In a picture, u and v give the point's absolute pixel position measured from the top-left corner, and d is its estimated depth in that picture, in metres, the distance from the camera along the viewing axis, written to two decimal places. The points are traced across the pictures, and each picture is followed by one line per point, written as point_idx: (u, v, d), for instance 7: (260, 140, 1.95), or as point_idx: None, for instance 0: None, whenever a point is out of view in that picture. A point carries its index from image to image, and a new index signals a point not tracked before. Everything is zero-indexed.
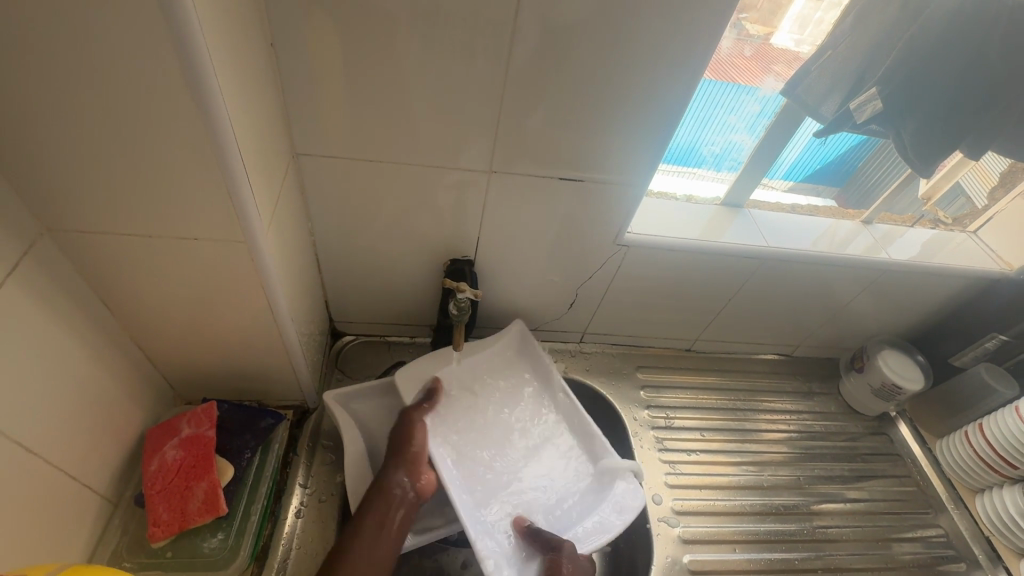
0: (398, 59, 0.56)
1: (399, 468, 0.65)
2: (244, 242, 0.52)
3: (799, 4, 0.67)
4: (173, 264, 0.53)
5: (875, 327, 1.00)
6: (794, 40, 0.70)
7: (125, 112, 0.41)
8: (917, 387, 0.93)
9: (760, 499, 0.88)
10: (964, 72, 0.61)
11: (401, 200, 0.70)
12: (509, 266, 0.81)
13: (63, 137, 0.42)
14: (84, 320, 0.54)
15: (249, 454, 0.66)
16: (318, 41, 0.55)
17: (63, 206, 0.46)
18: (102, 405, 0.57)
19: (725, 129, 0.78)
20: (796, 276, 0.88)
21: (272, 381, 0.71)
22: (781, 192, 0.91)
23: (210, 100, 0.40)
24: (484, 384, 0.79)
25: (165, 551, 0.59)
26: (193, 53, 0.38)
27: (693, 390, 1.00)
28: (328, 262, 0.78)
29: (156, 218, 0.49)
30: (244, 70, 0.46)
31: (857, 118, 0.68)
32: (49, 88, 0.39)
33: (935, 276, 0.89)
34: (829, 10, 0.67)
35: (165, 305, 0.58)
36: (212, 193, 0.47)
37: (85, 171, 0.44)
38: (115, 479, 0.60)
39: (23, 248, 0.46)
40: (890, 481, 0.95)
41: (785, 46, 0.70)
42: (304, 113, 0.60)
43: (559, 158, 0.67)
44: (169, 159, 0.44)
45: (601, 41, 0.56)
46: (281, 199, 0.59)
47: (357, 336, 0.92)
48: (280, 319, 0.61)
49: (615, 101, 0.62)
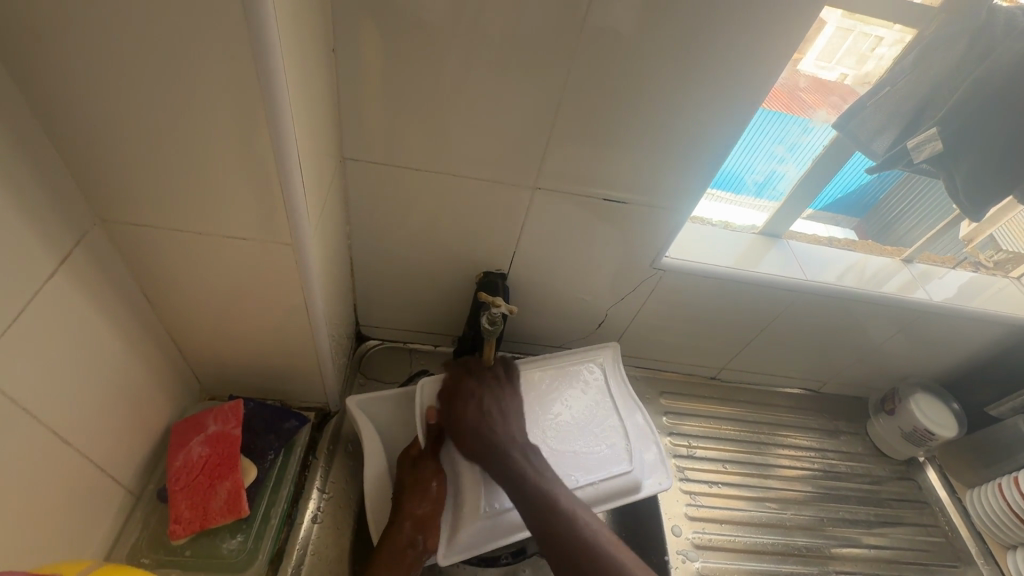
0: (454, 71, 0.56)
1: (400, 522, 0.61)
2: (290, 244, 0.52)
3: (828, 34, 0.62)
4: (217, 260, 0.53)
5: (909, 368, 0.98)
6: (820, 66, 0.66)
7: (190, 108, 0.41)
8: (950, 433, 0.90)
9: (781, 538, 0.86)
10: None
11: (441, 209, 0.70)
12: (542, 282, 0.80)
13: (125, 129, 0.42)
14: (125, 310, 0.54)
15: (272, 456, 0.65)
16: (375, 47, 0.54)
17: (118, 196, 0.46)
18: (134, 396, 0.57)
19: (771, 158, 0.77)
20: (831, 311, 0.86)
21: (298, 382, 0.71)
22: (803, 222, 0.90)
23: (277, 101, 0.40)
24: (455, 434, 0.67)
25: (185, 549, 0.58)
26: (267, 52, 0.37)
27: (715, 420, 0.98)
28: (361, 266, 0.78)
29: (205, 215, 0.49)
30: (308, 71, 0.46)
31: (914, 156, 0.66)
32: (121, 80, 0.39)
33: (976, 321, 0.87)
34: (862, 37, 0.63)
35: (204, 299, 0.58)
36: (265, 194, 0.47)
37: (146, 163, 0.44)
38: (139, 471, 0.60)
39: (77, 237, 0.46)
40: (916, 529, 0.92)
41: (816, 73, 0.67)
42: (355, 117, 0.60)
43: (604, 177, 0.66)
44: (226, 157, 0.44)
45: (661, 64, 0.56)
46: (327, 202, 0.58)
47: (381, 341, 0.91)
48: (315, 321, 0.61)
49: (668, 124, 0.61)
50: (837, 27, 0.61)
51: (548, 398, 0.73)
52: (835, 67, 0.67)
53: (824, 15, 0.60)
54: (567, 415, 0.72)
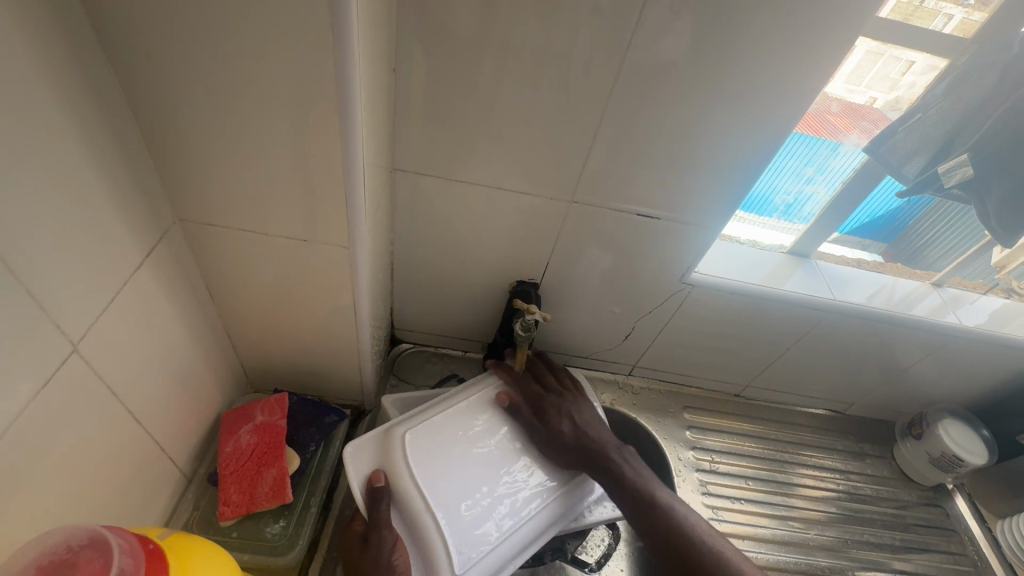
0: (503, 89, 0.60)
1: None
2: (346, 246, 0.55)
3: (858, 57, 0.64)
4: (276, 260, 0.57)
5: (938, 393, 0.97)
6: (848, 89, 0.68)
7: (270, 120, 0.45)
8: (980, 461, 0.89)
9: (803, 558, 0.86)
10: None
11: (481, 219, 0.73)
12: (572, 293, 0.83)
13: (211, 137, 0.46)
14: (191, 303, 0.58)
15: (313, 447, 0.68)
16: (432, 67, 0.59)
17: (197, 197, 0.51)
18: (193, 384, 0.61)
19: (802, 180, 0.78)
20: (860, 331, 0.86)
21: (339, 379, 0.75)
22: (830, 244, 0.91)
23: (351, 118, 0.44)
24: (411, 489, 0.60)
25: (232, 531, 0.61)
26: (347, 73, 0.42)
27: (738, 436, 0.98)
28: (401, 271, 0.82)
29: (271, 218, 0.53)
30: (375, 90, 0.50)
31: (946, 181, 0.67)
32: (214, 94, 0.43)
33: (1009, 348, 0.86)
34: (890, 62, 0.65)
35: (261, 296, 0.62)
36: (327, 198, 0.51)
37: (226, 169, 0.49)
38: (192, 456, 0.63)
39: (159, 233, 0.51)
40: (943, 557, 0.90)
41: (839, 95, 0.69)
42: (408, 131, 0.64)
43: (639, 193, 0.69)
44: (295, 164, 0.48)
45: (700, 88, 0.59)
46: (378, 210, 0.62)
47: (414, 344, 0.94)
48: (361, 321, 0.65)
49: (703, 146, 0.64)
50: (866, 51, 0.63)
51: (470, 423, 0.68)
52: (863, 92, 0.69)
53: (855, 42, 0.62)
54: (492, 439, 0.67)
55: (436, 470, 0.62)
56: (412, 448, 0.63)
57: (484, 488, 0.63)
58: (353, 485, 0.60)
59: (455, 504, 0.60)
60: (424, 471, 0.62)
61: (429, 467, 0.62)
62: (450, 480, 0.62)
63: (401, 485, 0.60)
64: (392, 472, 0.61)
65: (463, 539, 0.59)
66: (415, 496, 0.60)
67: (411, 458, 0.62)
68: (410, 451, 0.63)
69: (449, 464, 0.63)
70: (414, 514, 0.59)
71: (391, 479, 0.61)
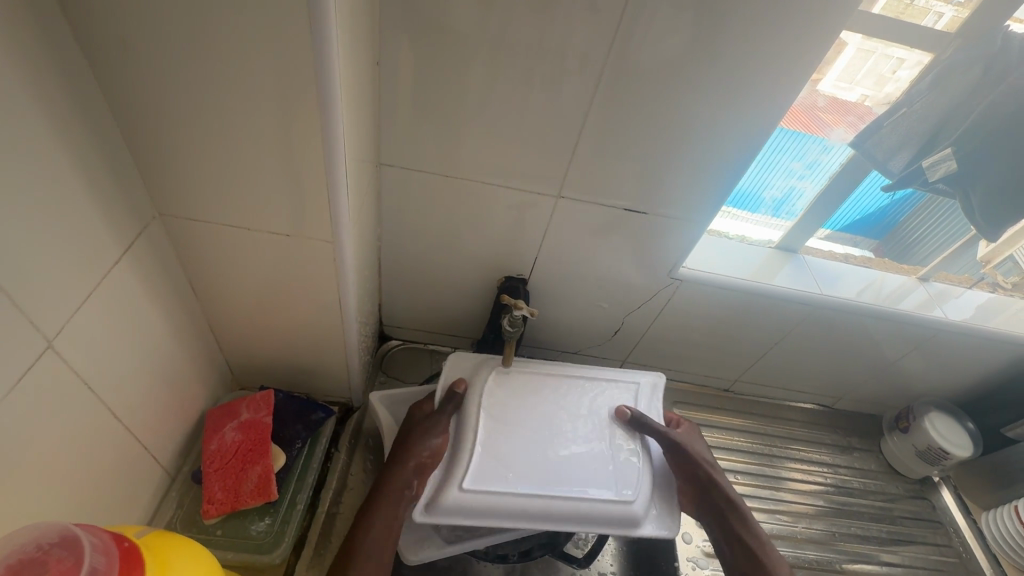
0: (489, 84, 0.60)
1: (385, 491, 0.60)
2: (330, 241, 0.55)
3: (849, 54, 0.64)
4: (260, 255, 0.57)
5: (924, 387, 0.98)
6: (841, 87, 0.68)
7: (250, 114, 0.44)
8: (965, 453, 0.90)
9: (791, 551, 0.86)
10: None
11: (469, 215, 0.73)
12: (561, 289, 0.83)
13: (190, 130, 0.46)
14: (174, 299, 0.57)
15: (299, 445, 0.68)
16: (417, 61, 0.58)
17: (177, 192, 0.50)
18: (176, 381, 0.60)
19: (788, 175, 0.79)
20: (847, 326, 0.87)
21: (326, 376, 0.74)
22: (820, 240, 0.91)
23: (333, 112, 0.44)
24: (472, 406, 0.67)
25: (216, 528, 0.61)
26: (327, 66, 0.41)
27: (728, 431, 0.98)
28: (388, 267, 0.81)
29: (253, 212, 0.52)
30: (358, 83, 0.50)
31: (929, 175, 0.68)
32: (192, 86, 0.43)
33: (993, 342, 0.87)
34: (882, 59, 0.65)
35: (246, 292, 0.61)
36: (310, 193, 0.50)
37: (206, 164, 0.48)
38: (176, 454, 0.63)
39: (139, 228, 0.50)
40: (929, 549, 0.91)
41: (834, 93, 0.69)
42: (394, 126, 0.64)
43: (627, 188, 0.69)
44: (276, 158, 0.48)
45: (686, 83, 0.59)
46: (364, 205, 0.62)
47: (403, 341, 0.94)
48: (347, 318, 0.64)
49: (690, 140, 0.64)
50: (856, 49, 0.64)
51: (569, 391, 0.72)
52: (855, 89, 0.68)
53: (841, 38, 0.63)
54: (586, 410, 0.70)
55: (505, 407, 0.68)
56: (498, 382, 0.70)
57: (543, 441, 0.66)
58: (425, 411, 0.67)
59: (504, 435, 0.65)
60: (496, 407, 0.67)
61: (500, 398, 0.68)
62: (512, 423, 0.66)
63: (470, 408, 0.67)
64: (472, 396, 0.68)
65: (489, 462, 0.62)
66: (472, 416, 0.66)
67: (494, 387, 0.69)
68: (494, 383, 0.70)
69: (520, 408, 0.68)
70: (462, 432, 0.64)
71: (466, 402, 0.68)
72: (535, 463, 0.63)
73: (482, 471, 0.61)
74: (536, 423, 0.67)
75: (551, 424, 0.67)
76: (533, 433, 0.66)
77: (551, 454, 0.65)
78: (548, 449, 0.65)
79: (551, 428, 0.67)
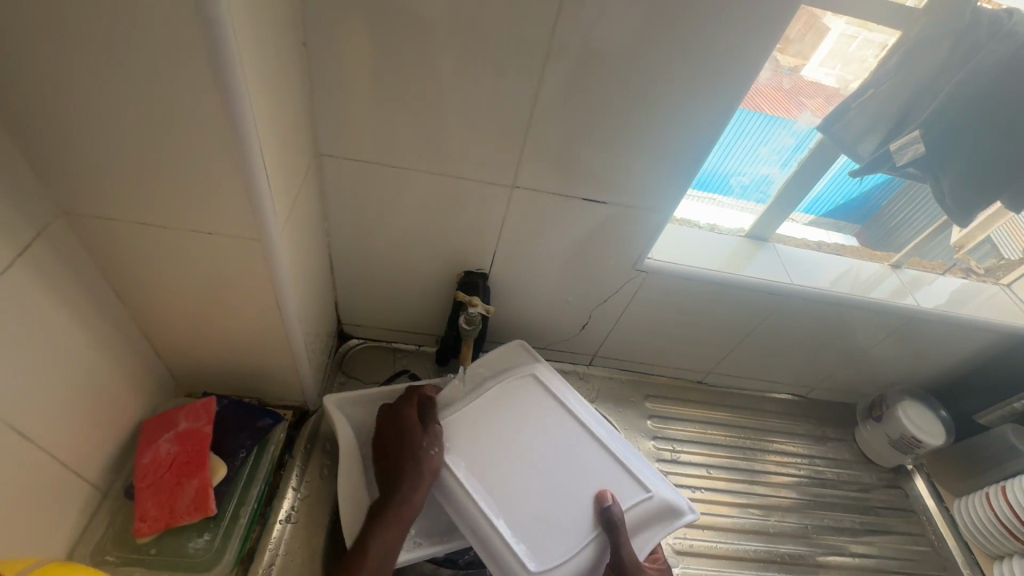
0: (428, 66, 0.56)
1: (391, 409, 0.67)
2: (256, 239, 0.51)
3: (833, 39, 0.63)
4: (183, 256, 0.52)
5: (897, 375, 0.97)
6: (825, 72, 0.66)
7: (146, 100, 0.40)
8: (937, 442, 0.89)
9: (765, 545, 0.85)
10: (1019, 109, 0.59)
11: (420, 207, 0.69)
12: (523, 282, 0.80)
13: (81, 120, 0.41)
14: (91, 305, 0.53)
15: (244, 455, 0.64)
16: (347, 42, 0.54)
17: (80, 188, 0.46)
18: (101, 393, 0.56)
19: (757, 160, 0.76)
20: (818, 315, 0.85)
21: (274, 381, 0.70)
22: (803, 226, 0.89)
23: (236, 99, 0.40)
24: (508, 385, 0.71)
25: (150, 547, 0.57)
26: (223, 45, 0.37)
27: (701, 424, 0.97)
28: (340, 263, 0.77)
29: (168, 209, 0.48)
30: (274, 66, 0.45)
31: (896, 160, 0.66)
32: (74, 70, 0.38)
33: (965, 328, 0.86)
34: (867, 47, 0.63)
35: (173, 295, 0.57)
36: (226, 188, 0.46)
37: (108, 159, 0.44)
38: (106, 469, 0.59)
39: (38, 229, 0.45)
40: (902, 538, 0.91)
41: (819, 79, 0.67)
42: (331, 113, 0.59)
43: (584, 177, 0.65)
44: (182, 150, 0.43)
45: (638, 64, 0.55)
46: (299, 199, 0.58)
47: (363, 340, 0.90)
48: (288, 319, 0.60)
49: (646, 126, 0.60)
50: (842, 33, 0.62)
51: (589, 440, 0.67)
52: (835, 74, 0.66)
53: (825, 23, 0.61)
54: (584, 460, 0.65)
55: (531, 413, 0.68)
56: (551, 386, 0.72)
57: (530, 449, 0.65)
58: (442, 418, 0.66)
59: (507, 415, 0.68)
60: (525, 407, 0.69)
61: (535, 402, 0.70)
62: (513, 428, 0.66)
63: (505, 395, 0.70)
64: (519, 385, 0.71)
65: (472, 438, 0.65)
66: (500, 398, 0.69)
67: (543, 389, 0.71)
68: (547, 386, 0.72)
69: (540, 420, 0.68)
70: (483, 406, 0.68)
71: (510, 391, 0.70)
72: (499, 458, 0.64)
73: (465, 427, 0.66)
74: (532, 443, 0.65)
75: (546, 452, 0.65)
76: (526, 438, 0.66)
77: (518, 463, 0.63)
78: (525, 472, 0.63)
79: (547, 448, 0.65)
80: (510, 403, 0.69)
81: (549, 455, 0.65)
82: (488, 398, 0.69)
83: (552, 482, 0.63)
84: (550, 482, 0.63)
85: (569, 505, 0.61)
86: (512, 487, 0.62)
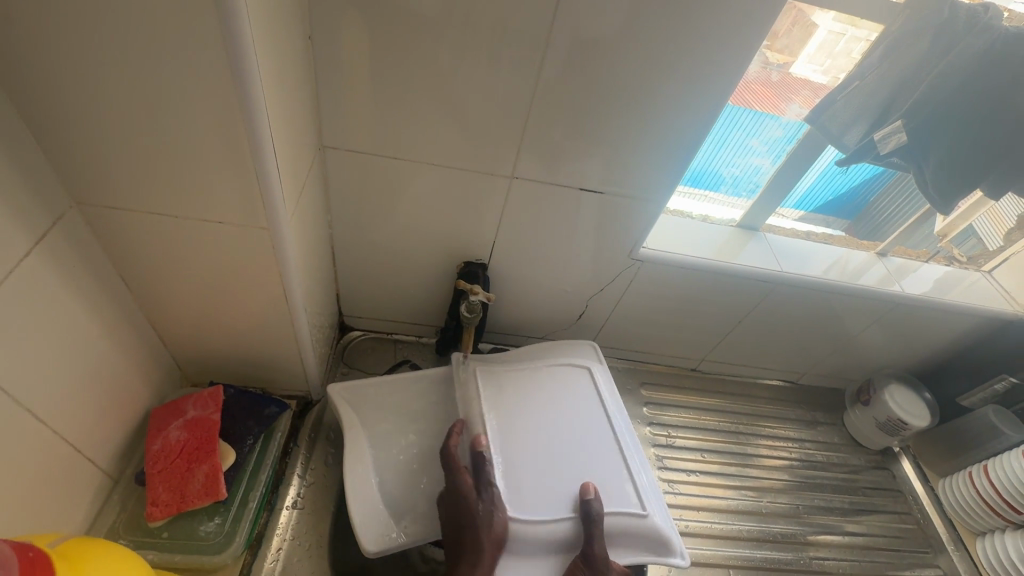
0: (430, 60, 0.57)
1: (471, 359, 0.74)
2: (265, 228, 0.52)
3: (822, 35, 0.66)
4: (192, 246, 0.54)
5: (884, 360, 1.00)
6: (813, 68, 0.69)
7: (160, 92, 0.41)
8: (923, 423, 0.92)
9: (757, 525, 0.87)
10: (998, 99, 0.61)
11: (421, 198, 0.71)
12: (522, 272, 0.82)
13: (97, 111, 0.42)
14: (102, 294, 0.54)
15: (251, 441, 0.66)
16: (352, 36, 0.55)
17: (94, 179, 0.47)
18: (112, 381, 0.57)
19: (747, 151, 0.78)
20: (807, 302, 0.87)
21: (279, 370, 0.72)
22: (793, 221, 0.91)
23: (250, 90, 0.41)
24: (562, 372, 0.73)
25: (162, 531, 0.59)
26: (238, 38, 0.38)
27: (695, 410, 0.99)
28: (342, 255, 0.78)
29: (179, 199, 0.49)
30: (283, 58, 0.47)
31: (880, 148, 0.68)
32: (92, 62, 0.39)
33: (949, 313, 0.89)
34: (853, 43, 0.67)
35: (182, 284, 0.58)
36: (236, 178, 0.47)
37: (122, 149, 0.45)
38: (117, 456, 0.60)
39: (52, 218, 0.47)
40: (890, 517, 0.94)
41: (806, 75, 0.70)
42: (335, 106, 0.61)
43: (582, 167, 0.67)
44: (195, 140, 0.45)
45: (633, 57, 0.57)
46: (305, 190, 0.59)
47: (365, 331, 0.92)
48: (294, 308, 0.62)
49: (641, 118, 0.62)
50: (829, 30, 0.65)
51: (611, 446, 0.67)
52: (823, 71, 0.70)
53: (814, 19, 0.63)
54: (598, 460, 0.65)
55: (572, 406, 0.70)
56: (599, 389, 0.73)
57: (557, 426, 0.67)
58: (492, 382, 0.71)
59: (551, 390, 0.71)
60: (568, 399, 0.70)
61: (583, 396, 0.71)
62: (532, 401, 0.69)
63: (561, 379, 0.73)
64: (577, 376, 0.74)
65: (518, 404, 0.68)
66: (557, 382, 0.72)
67: (591, 387, 0.73)
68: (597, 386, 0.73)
69: (577, 415, 0.69)
70: (541, 385, 0.71)
71: (567, 381, 0.73)
72: (528, 417, 0.67)
73: (513, 385, 0.70)
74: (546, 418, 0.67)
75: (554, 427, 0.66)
76: (558, 418, 0.68)
77: (539, 433, 0.65)
78: (539, 439, 0.65)
79: (574, 435, 0.66)
80: (557, 386, 0.71)
81: (571, 440, 0.66)
82: (544, 369, 0.73)
83: (558, 456, 0.64)
84: (557, 457, 0.64)
85: (562, 481, 0.62)
86: (522, 439, 0.64)
